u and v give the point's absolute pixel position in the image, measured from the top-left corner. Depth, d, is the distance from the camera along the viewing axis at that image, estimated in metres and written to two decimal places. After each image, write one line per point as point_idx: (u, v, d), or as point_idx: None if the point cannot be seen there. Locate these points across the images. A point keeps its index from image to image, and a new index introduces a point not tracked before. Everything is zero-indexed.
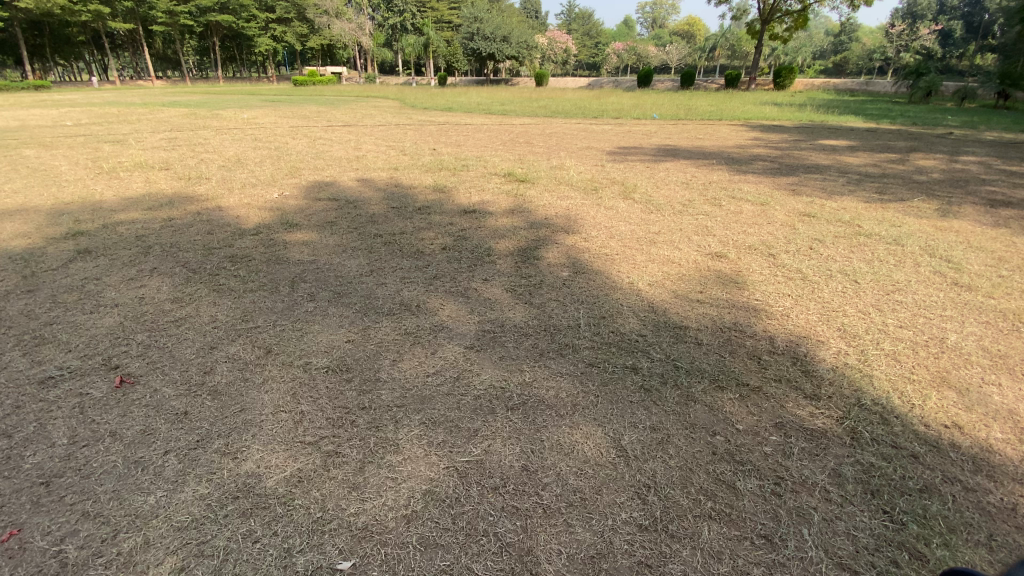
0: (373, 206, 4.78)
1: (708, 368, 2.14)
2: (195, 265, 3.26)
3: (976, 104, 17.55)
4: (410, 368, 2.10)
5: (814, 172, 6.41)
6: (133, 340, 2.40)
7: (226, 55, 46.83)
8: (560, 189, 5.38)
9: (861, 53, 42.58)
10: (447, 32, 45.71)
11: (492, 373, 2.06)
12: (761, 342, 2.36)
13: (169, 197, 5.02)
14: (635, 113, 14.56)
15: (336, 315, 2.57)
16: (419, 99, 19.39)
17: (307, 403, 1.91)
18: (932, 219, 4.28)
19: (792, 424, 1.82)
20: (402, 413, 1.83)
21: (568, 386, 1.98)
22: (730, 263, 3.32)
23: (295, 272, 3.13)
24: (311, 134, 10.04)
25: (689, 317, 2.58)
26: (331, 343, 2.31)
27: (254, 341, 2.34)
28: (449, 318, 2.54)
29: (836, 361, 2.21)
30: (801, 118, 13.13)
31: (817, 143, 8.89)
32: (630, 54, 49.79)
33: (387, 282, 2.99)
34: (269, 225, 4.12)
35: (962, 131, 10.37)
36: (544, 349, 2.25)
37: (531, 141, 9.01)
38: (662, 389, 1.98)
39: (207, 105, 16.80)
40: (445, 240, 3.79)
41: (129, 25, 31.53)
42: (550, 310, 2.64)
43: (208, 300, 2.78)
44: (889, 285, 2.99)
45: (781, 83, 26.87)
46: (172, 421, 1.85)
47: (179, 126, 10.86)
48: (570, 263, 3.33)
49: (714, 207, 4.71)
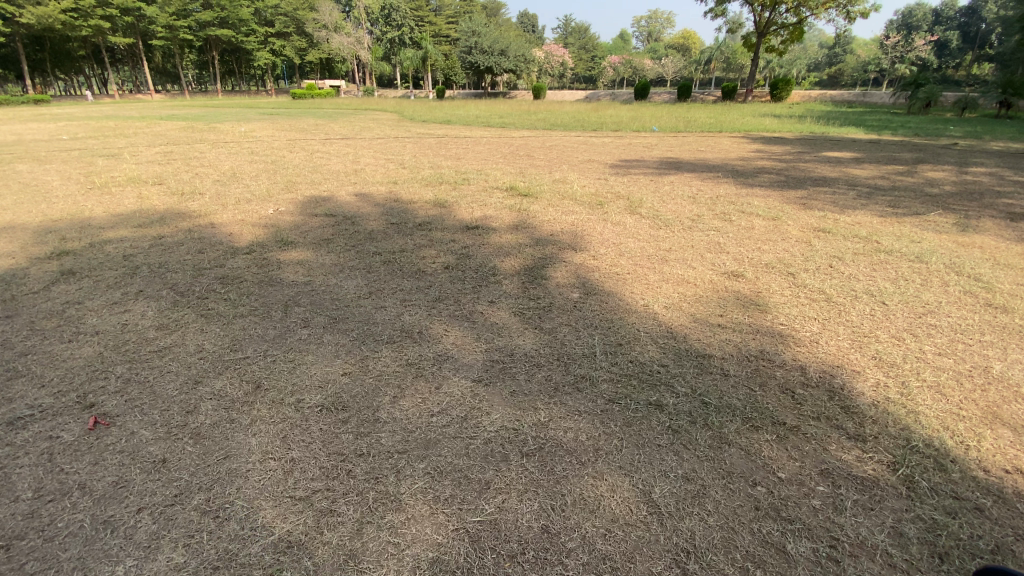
0: (372, 222, 4.61)
1: (739, 403, 1.96)
2: (183, 288, 3.08)
3: (977, 114, 17.62)
4: (412, 405, 1.92)
5: (822, 185, 6.29)
6: (112, 374, 2.20)
7: (225, 68, 47.02)
8: (564, 204, 5.23)
9: (856, 64, 43.03)
10: (445, 46, 46.12)
11: (503, 412, 1.87)
12: (792, 372, 2.19)
13: (161, 214, 4.85)
14: (635, 125, 14.53)
15: (332, 344, 2.38)
16: (418, 111, 19.43)
17: (298, 449, 1.72)
18: (951, 234, 4.15)
19: (839, 472, 1.64)
20: (404, 461, 1.64)
21: (588, 427, 1.79)
22: (748, 283, 3.16)
23: (289, 295, 2.95)
24: (308, 147, 9.91)
25: (712, 344, 2.41)
26: (327, 376, 2.12)
27: (242, 375, 2.15)
28: (454, 347, 2.36)
29: (875, 395, 2.04)
30: (802, 130, 13.09)
31: (822, 155, 8.81)
32: (626, 67, 50.26)
33: (387, 305, 2.81)
34: (263, 244, 3.95)
35: (966, 142, 10.33)
36: (558, 382, 2.06)
37: (532, 154, 8.90)
38: (690, 430, 1.79)
39: (205, 118, 16.73)
40: (447, 258, 3.62)
41: (128, 40, 31.65)
42: (562, 336, 2.46)
43: (195, 327, 2.59)
44: (919, 307, 2.83)
45: (778, 96, 27.06)
46: (148, 471, 1.66)
47: (175, 140, 10.73)
48: (579, 283, 3.17)
49: (724, 222, 4.57)
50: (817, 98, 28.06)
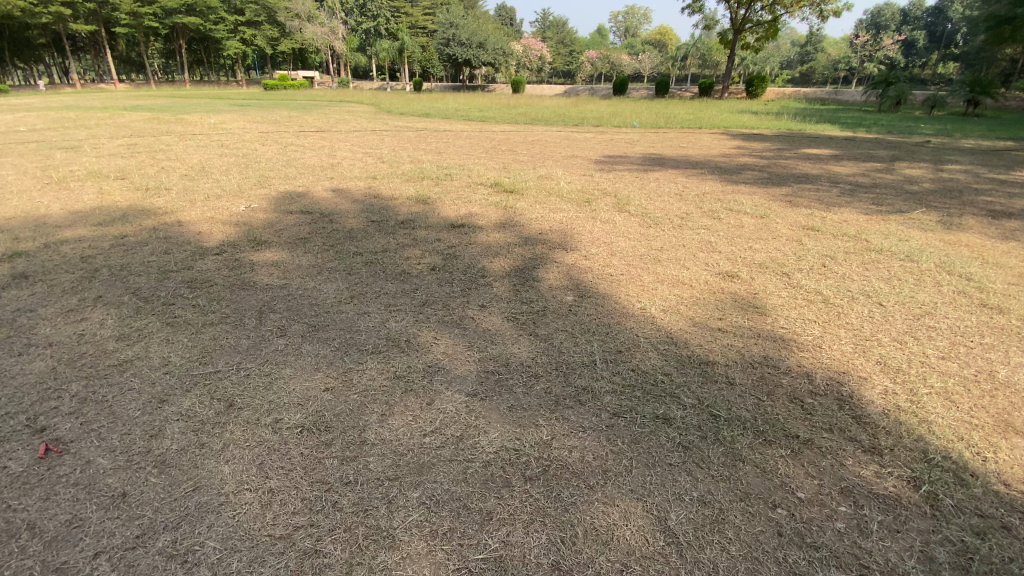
0: (351, 220, 4.40)
1: (750, 415, 1.86)
2: (147, 293, 2.84)
3: (944, 112, 18.10)
4: (402, 425, 1.76)
5: (805, 181, 6.31)
6: (66, 393, 1.98)
7: (193, 57, 45.33)
8: (551, 201, 5.10)
9: (826, 62, 44.01)
10: (423, 37, 45.29)
11: (501, 430, 1.74)
12: (799, 380, 2.11)
13: (123, 211, 4.54)
14: (616, 120, 14.48)
15: (312, 355, 2.20)
16: (395, 104, 19.00)
17: (277, 478, 1.55)
18: (937, 232, 4.16)
19: (860, 490, 1.56)
20: (397, 490, 1.49)
21: (593, 446, 1.67)
22: (744, 284, 3.09)
23: (264, 300, 2.74)
24: (282, 140, 9.54)
25: (715, 351, 2.31)
26: (307, 393, 1.94)
27: (213, 392, 1.95)
28: (445, 356, 2.21)
29: (885, 404, 1.98)
30: (779, 127, 13.23)
31: (802, 152, 8.89)
32: (604, 62, 50.35)
33: (371, 311, 2.64)
34: (234, 243, 3.71)
35: (938, 140, 10.56)
36: (558, 396, 1.93)
37: (514, 149, 8.75)
38: (701, 445, 1.69)
39: (170, 109, 16.04)
40: (433, 258, 3.45)
41: (90, 27, 30.12)
42: (560, 344, 2.33)
43: (160, 337, 2.37)
44: (916, 308, 2.79)
45: (753, 93, 27.41)
46: (106, 507, 1.46)
47: (139, 131, 10.21)
48: (573, 285, 3.04)
49: (713, 220, 4.51)
50: (791, 95, 28.56)
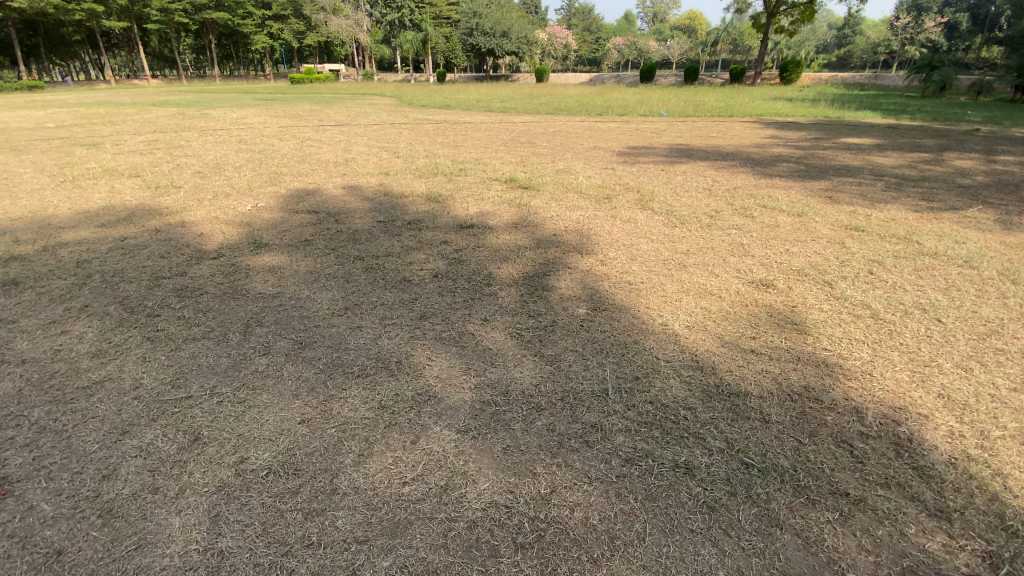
0: (357, 219, 4.21)
1: (789, 465, 1.57)
2: (134, 302, 2.70)
3: (994, 97, 16.94)
4: (379, 470, 1.54)
5: (846, 174, 5.83)
6: (26, 420, 1.83)
7: (222, 52, 46.09)
8: (568, 197, 4.81)
9: (865, 46, 42.01)
10: (446, 28, 45.00)
11: (493, 479, 1.50)
12: (847, 418, 1.80)
13: (130, 211, 4.47)
14: (642, 109, 13.95)
15: (294, 378, 2.00)
16: (416, 96, 18.74)
17: (230, 536, 1.35)
18: (997, 233, 3.71)
19: (926, 572, 1.27)
20: (364, 557, 1.27)
21: (599, 504, 1.42)
22: (781, 295, 2.76)
23: (252, 312, 2.56)
24: (300, 134, 9.48)
25: (747, 379, 2.01)
26: (280, 425, 1.75)
27: (180, 424, 1.78)
28: (438, 381, 1.98)
29: (952, 451, 1.65)
30: (816, 114, 12.52)
31: (841, 142, 8.33)
32: (630, 49, 49.17)
33: (364, 325, 2.42)
34: (234, 246, 3.56)
35: (988, 127, 9.80)
36: (562, 435, 1.68)
37: (534, 141, 8.45)
38: (729, 506, 1.42)
39: (197, 104, 16.20)
40: (438, 263, 3.23)
41: (125, 24, 30.81)
42: (567, 368, 2.07)
43: (137, 355, 2.21)
44: (981, 324, 2.41)
45: (787, 78, 26.24)
46: (38, 568, 1.29)
47: (163, 127, 10.31)
48: (587, 295, 2.77)
49: (745, 219, 4.15)
50: (828, 81, 27.27)
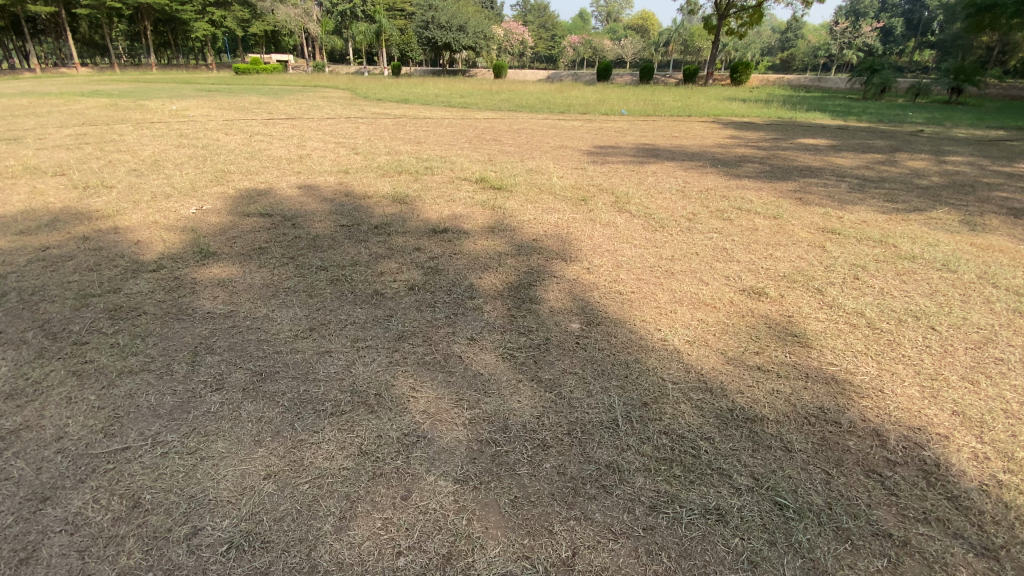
0: (318, 223, 3.87)
1: (824, 502, 1.45)
2: (58, 328, 2.30)
3: (929, 99, 18.02)
4: (368, 537, 1.30)
5: (810, 175, 5.93)
6: None
7: (158, 40, 43.15)
8: (542, 199, 4.62)
9: (807, 50, 44.14)
10: (401, 21, 43.79)
11: (505, 543, 1.29)
12: (869, 444, 1.69)
13: (53, 215, 3.93)
14: (603, 107, 13.98)
15: (255, 419, 1.71)
16: (373, 89, 17.96)
17: None
18: (964, 235, 3.81)
19: None
20: None
21: (630, 567, 1.24)
22: (776, 303, 2.67)
23: (201, 336, 2.23)
24: (248, 128, 8.83)
25: (760, 401, 1.88)
26: (242, 482, 1.46)
27: (115, 486, 1.45)
28: (427, 417, 1.73)
29: (981, 476, 1.57)
30: (770, 115, 12.88)
31: (799, 142, 8.54)
32: (587, 47, 49.55)
33: (333, 350, 2.14)
34: (177, 256, 3.16)
35: (930, 129, 10.31)
36: (576, 479, 1.49)
37: (499, 139, 8.21)
38: (773, 559, 1.27)
39: (130, 95, 14.92)
40: (412, 273, 2.97)
41: (50, 8, 28.29)
42: (569, 394, 1.87)
43: (60, 396, 1.84)
44: (973, 332, 2.39)
45: (738, 79, 27.13)
46: None
47: (90, 120, 9.33)
48: (577, 307, 2.58)
49: (723, 221, 4.10)
50: (776, 83, 28.39)
